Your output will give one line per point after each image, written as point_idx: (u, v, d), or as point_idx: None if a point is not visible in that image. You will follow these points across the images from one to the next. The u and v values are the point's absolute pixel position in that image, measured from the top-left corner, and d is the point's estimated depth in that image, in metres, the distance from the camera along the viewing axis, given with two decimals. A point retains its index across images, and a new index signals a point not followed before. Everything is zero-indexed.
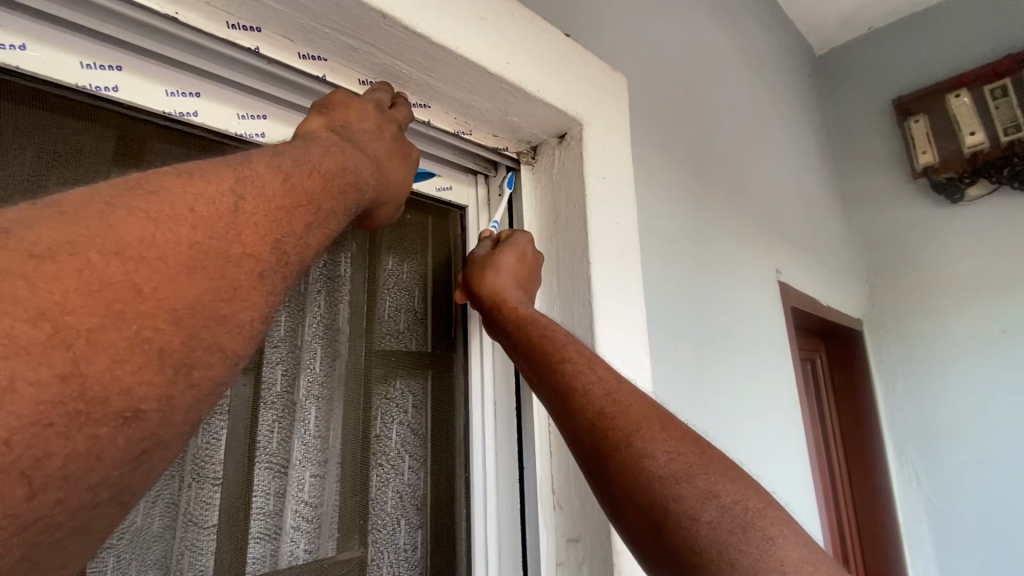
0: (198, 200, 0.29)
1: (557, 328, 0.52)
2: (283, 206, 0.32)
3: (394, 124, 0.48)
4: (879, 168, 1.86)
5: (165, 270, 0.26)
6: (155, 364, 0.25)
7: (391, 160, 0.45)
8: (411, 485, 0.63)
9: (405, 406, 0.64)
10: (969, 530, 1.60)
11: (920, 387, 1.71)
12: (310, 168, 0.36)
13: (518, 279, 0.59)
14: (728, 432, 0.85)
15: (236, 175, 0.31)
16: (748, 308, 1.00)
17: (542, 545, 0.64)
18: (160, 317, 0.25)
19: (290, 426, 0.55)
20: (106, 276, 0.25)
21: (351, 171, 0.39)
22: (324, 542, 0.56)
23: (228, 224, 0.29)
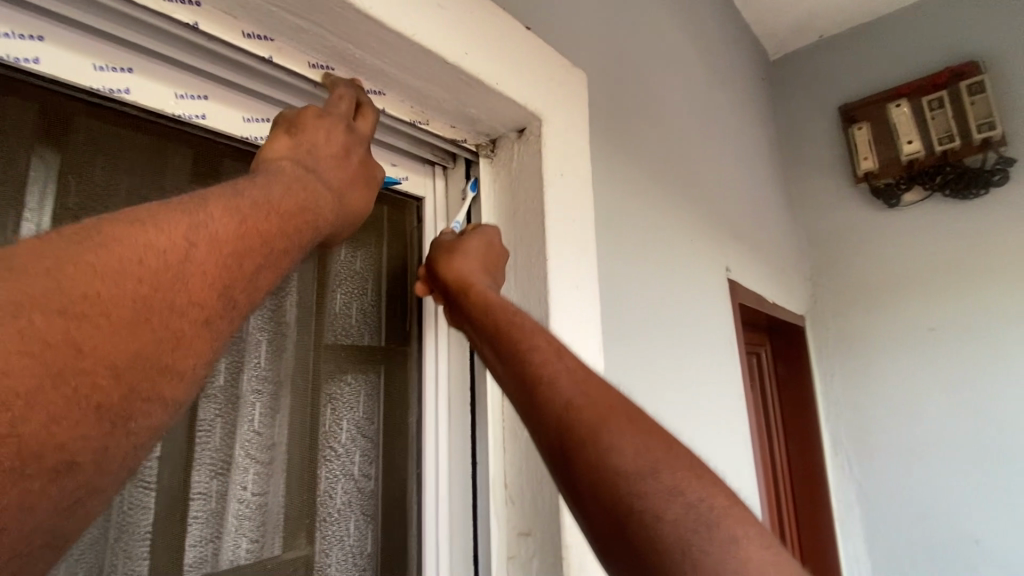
0: (147, 251, 0.27)
1: (524, 317, 0.49)
2: (236, 251, 0.31)
3: (365, 148, 0.45)
4: (825, 173, 1.94)
5: (112, 329, 0.25)
6: (95, 416, 0.24)
7: (356, 185, 0.43)
8: (361, 481, 0.62)
9: (356, 401, 0.63)
10: (895, 512, 1.72)
11: (855, 378, 1.82)
12: (267, 208, 0.34)
13: (485, 263, 0.60)
14: (676, 421, 0.88)
15: (184, 221, 0.29)
16: (698, 300, 1.04)
17: (494, 542, 0.64)
18: (101, 374, 0.25)
19: (231, 423, 0.53)
20: (54, 338, 0.23)
21: (315, 208, 0.37)
22: (268, 542, 0.54)
23: (175, 276, 0.28)
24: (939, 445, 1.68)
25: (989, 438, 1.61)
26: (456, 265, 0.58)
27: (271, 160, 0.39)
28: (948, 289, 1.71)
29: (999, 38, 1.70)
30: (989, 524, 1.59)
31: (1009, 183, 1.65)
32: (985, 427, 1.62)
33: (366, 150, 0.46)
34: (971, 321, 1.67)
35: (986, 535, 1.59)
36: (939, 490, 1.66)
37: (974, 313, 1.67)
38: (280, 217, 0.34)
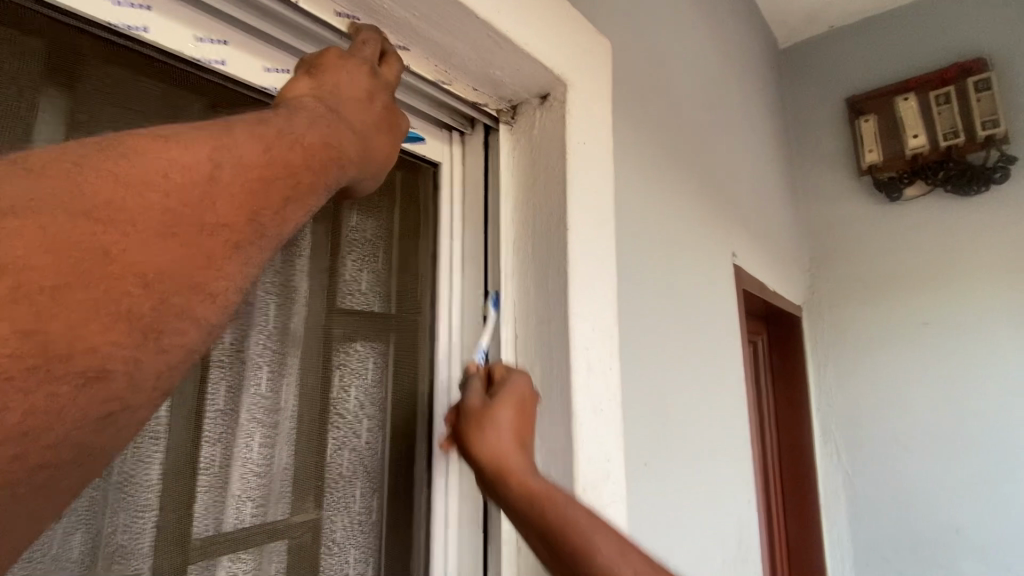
0: (173, 166, 0.27)
1: (574, 505, 0.45)
2: (262, 178, 0.30)
3: (390, 94, 0.43)
4: (829, 165, 1.95)
5: (134, 236, 0.25)
6: (122, 325, 0.24)
7: (382, 131, 0.41)
8: (369, 449, 0.62)
9: (365, 368, 0.62)
10: (881, 502, 1.75)
11: (848, 370, 1.84)
12: (293, 139, 0.32)
13: (518, 431, 0.53)
14: (683, 405, 0.88)
15: (207, 140, 0.28)
16: (707, 286, 1.03)
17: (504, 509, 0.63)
18: (125, 280, 0.24)
19: (239, 385, 0.52)
20: (75, 241, 0.23)
21: (338, 145, 0.36)
22: (274, 506, 0.54)
23: (201, 194, 0.27)
24: (927, 438, 1.71)
25: (976, 431, 1.65)
26: (491, 449, 0.51)
27: (297, 96, 0.38)
28: (944, 285, 1.73)
29: (1009, 35, 1.71)
30: (971, 513, 1.63)
31: (1009, 180, 1.67)
32: (973, 421, 1.65)
33: (391, 98, 0.43)
34: (964, 317, 1.69)
35: (967, 524, 1.63)
36: (926, 482, 1.70)
37: (967, 309, 1.69)
38: (305, 148, 0.33)
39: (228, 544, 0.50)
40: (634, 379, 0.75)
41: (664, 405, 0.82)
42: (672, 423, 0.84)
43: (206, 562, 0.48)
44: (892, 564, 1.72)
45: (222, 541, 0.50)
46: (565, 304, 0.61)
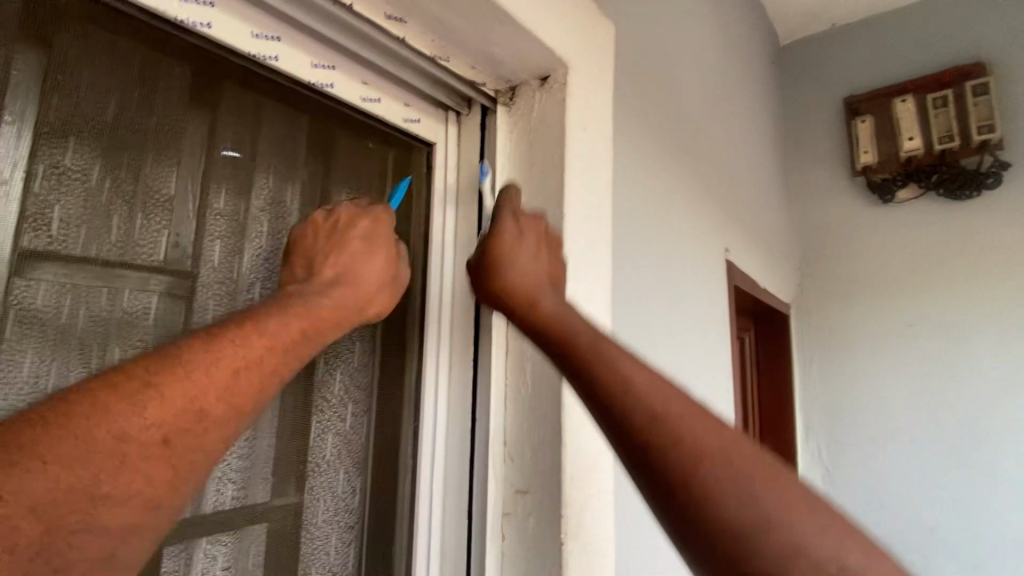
0: (163, 385, 0.31)
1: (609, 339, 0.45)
2: (239, 376, 0.34)
3: (379, 250, 0.52)
4: (824, 164, 1.95)
5: (169, 412, 0.30)
6: (158, 467, 0.30)
7: (365, 284, 0.49)
8: (353, 433, 0.60)
9: (351, 353, 0.61)
10: (860, 498, 1.78)
11: (832, 369, 1.86)
12: (266, 333, 0.38)
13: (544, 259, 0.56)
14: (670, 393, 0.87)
15: (201, 350, 0.33)
16: (698, 275, 1.02)
17: (490, 498, 0.63)
18: (154, 446, 0.30)
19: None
20: (127, 423, 0.29)
21: (324, 318, 0.43)
22: (255, 489, 0.52)
23: (230, 376, 0.34)
24: (905, 436, 1.74)
25: (956, 430, 1.67)
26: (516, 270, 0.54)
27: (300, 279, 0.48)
28: (931, 289, 1.75)
29: (1006, 39, 1.71)
30: (946, 511, 1.67)
31: (1001, 186, 1.68)
32: (952, 421, 1.68)
33: (378, 253, 0.52)
34: (948, 320, 1.72)
35: (942, 521, 1.67)
36: (904, 480, 1.73)
37: (953, 312, 1.71)
38: (303, 327, 0.41)
39: (206, 527, 0.49)
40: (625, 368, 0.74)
41: None
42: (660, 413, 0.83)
43: (183, 545, 0.47)
44: None
45: (201, 523, 0.48)
46: None
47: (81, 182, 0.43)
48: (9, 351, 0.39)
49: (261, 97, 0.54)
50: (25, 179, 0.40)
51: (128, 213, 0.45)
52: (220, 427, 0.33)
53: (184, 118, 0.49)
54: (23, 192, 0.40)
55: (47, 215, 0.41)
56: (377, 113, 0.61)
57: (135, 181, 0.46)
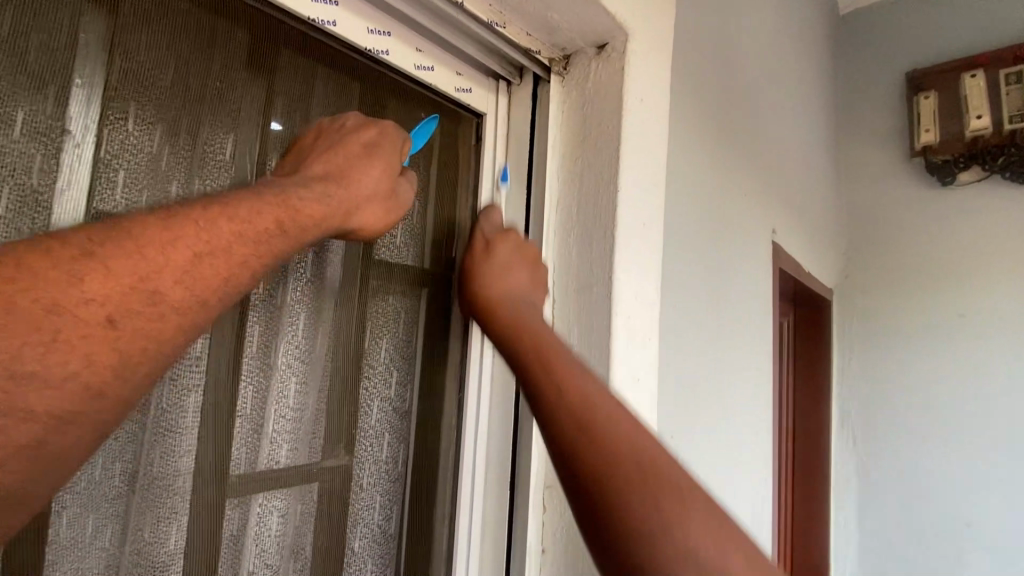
0: (95, 261, 0.29)
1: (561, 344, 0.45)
2: (196, 258, 0.31)
3: (378, 162, 0.47)
4: (879, 143, 1.86)
5: (115, 288, 0.29)
6: (90, 348, 0.28)
7: (356, 189, 0.44)
8: (398, 399, 0.61)
9: (397, 322, 0.61)
10: (893, 488, 1.75)
11: (873, 358, 1.81)
12: (235, 226, 0.33)
13: (523, 270, 0.57)
14: (712, 379, 0.87)
15: (162, 230, 0.31)
16: (745, 258, 1.00)
17: (534, 467, 0.64)
18: (97, 325, 0.28)
19: (274, 332, 0.51)
20: (63, 295, 0.27)
21: (304, 208, 0.38)
22: (308, 450, 0.54)
23: (192, 258, 0.31)
24: (949, 430, 1.68)
25: (1005, 429, 1.60)
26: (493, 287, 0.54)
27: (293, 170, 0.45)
28: (986, 278, 1.66)
29: None
30: (984, 508, 1.62)
31: None
32: (1001, 418, 1.61)
33: (377, 162, 0.47)
34: (1005, 314, 1.63)
35: (978, 517, 1.62)
36: (945, 474, 1.68)
37: (1009, 304, 1.62)
38: (278, 216, 0.36)
39: (262, 482, 0.51)
40: (669, 350, 0.73)
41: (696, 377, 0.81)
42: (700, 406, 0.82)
43: (241, 500, 0.49)
44: (897, 549, 1.73)
45: (255, 481, 0.50)
46: (610, 266, 0.60)
47: (145, 147, 0.44)
48: None
49: (315, 64, 0.53)
50: (96, 142, 0.41)
51: (185, 180, 0.46)
52: (179, 313, 0.31)
53: (243, 85, 0.49)
54: (90, 156, 0.41)
55: (114, 178, 0.42)
56: (431, 82, 0.60)
57: (191, 147, 0.46)
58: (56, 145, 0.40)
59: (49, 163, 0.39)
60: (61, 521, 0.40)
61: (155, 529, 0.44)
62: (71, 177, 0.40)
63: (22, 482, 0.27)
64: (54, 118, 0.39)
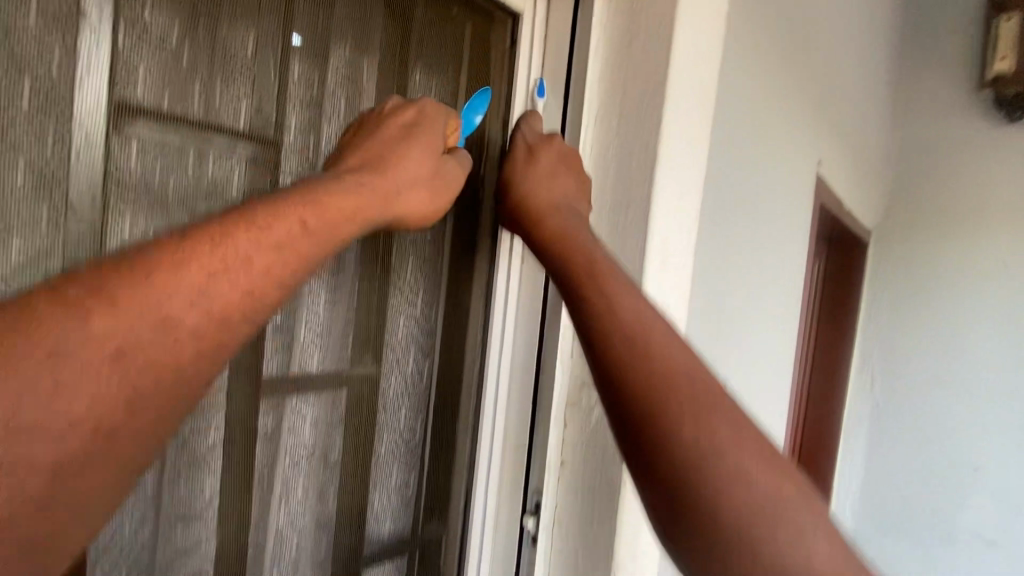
0: (103, 292, 0.27)
1: (613, 270, 0.48)
2: (217, 279, 0.30)
3: (419, 139, 0.47)
4: (946, 79, 1.81)
5: (130, 319, 0.27)
6: (103, 393, 0.27)
7: (396, 177, 0.44)
8: (423, 316, 0.62)
9: (424, 240, 0.60)
10: (906, 427, 1.84)
11: (905, 303, 1.83)
12: (256, 235, 0.32)
13: (568, 181, 0.57)
14: (754, 307, 0.92)
15: (180, 250, 0.30)
16: (795, 193, 1.02)
17: (557, 380, 0.65)
18: (110, 365, 0.27)
19: None
20: (71, 334, 0.26)
21: (348, 201, 0.39)
22: (337, 358, 0.55)
23: (212, 280, 0.30)
24: (971, 375, 1.76)
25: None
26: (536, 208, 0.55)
27: (330, 162, 0.44)
28: None
29: None
30: (992, 447, 1.73)
31: None
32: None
33: (416, 143, 0.47)
34: None
35: (986, 459, 1.74)
36: (962, 417, 1.77)
37: None
38: (303, 218, 0.35)
39: (294, 387, 0.52)
40: (709, 277, 0.73)
41: (743, 302, 0.87)
42: (736, 333, 0.85)
43: (276, 400, 0.51)
44: (901, 481, 1.84)
45: (288, 383, 0.52)
46: (649, 182, 0.57)
47: (164, 39, 0.41)
48: (113, 210, 0.40)
49: None
50: (112, 29, 0.39)
51: (189, 201, 0.44)
52: (199, 341, 0.30)
53: None
54: (88, 183, 0.39)
55: (134, 71, 0.40)
56: None
57: (195, 164, 0.44)
58: (74, 30, 0.38)
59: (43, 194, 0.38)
60: None
61: (194, 426, 0.46)
62: (91, 66, 0.38)
63: (47, 538, 0.26)
64: (46, 144, 0.37)
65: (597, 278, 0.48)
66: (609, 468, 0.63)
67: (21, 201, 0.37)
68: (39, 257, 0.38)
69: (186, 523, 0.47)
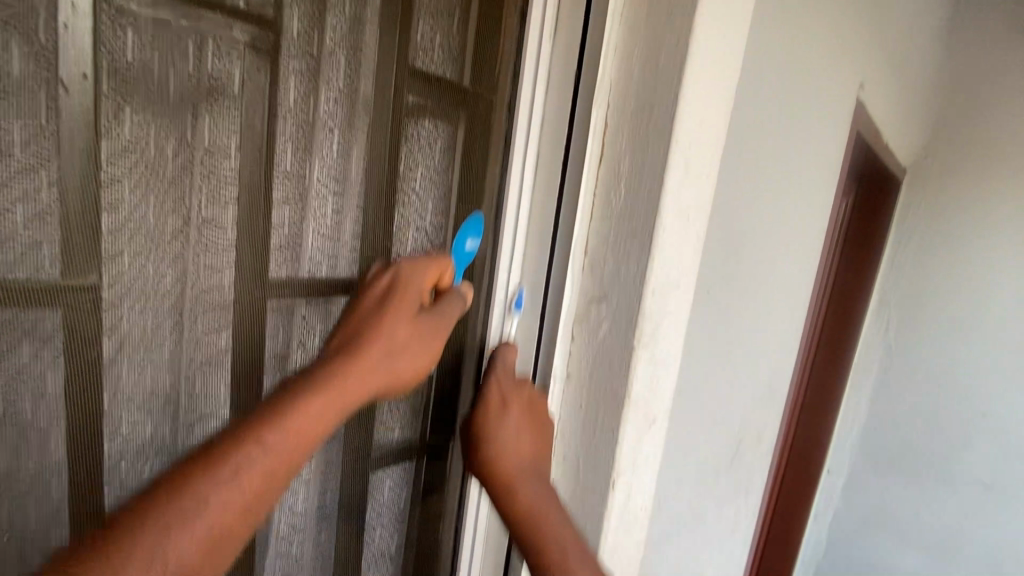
0: (162, 516, 0.34)
1: (539, 474, 0.61)
2: (247, 498, 0.37)
3: (403, 316, 0.53)
4: (999, 17, 1.72)
5: (188, 535, 0.34)
6: None
7: (376, 353, 0.50)
8: (431, 229, 0.61)
9: (432, 150, 0.58)
10: (917, 374, 1.84)
11: (929, 250, 1.81)
12: (277, 449, 0.39)
13: (531, 439, 0.62)
14: (776, 250, 0.91)
15: (218, 475, 0.36)
16: (830, 135, 1.00)
17: (566, 293, 0.62)
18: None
19: (309, 146, 0.49)
20: (138, 554, 0.32)
21: (333, 405, 0.44)
22: (344, 264, 0.55)
23: (245, 497, 0.37)
24: (990, 325, 1.74)
25: None
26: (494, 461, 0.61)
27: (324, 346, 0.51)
28: None
29: None
30: (1000, 396, 1.74)
31: None
32: None
33: (393, 317, 0.53)
34: None
35: (993, 408, 1.75)
36: (975, 366, 1.77)
37: None
38: (311, 426, 0.41)
39: (301, 291, 0.52)
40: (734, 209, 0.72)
41: (766, 244, 0.86)
42: (754, 273, 0.85)
43: (284, 303, 0.51)
44: (904, 427, 1.87)
45: (293, 285, 0.51)
46: (679, 80, 0.53)
47: None
48: (108, 99, 0.38)
49: None
50: None
51: (187, 165, 0.43)
52: (232, 545, 0.36)
53: None
54: (81, 147, 0.38)
55: None
56: None
57: (191, 124, 0.42)
58: None
59: (36, 161, 0.36)
60: (109, 303, 0.41)
61: (205, 327, 0.47)
62: None
63: None
64: (34, 106, 0.35)
65: (526, 480, 0.60)
66: (614, 381, 0.61)
67: (14, 170, 0.35)
68: (40, 231, 0.37)
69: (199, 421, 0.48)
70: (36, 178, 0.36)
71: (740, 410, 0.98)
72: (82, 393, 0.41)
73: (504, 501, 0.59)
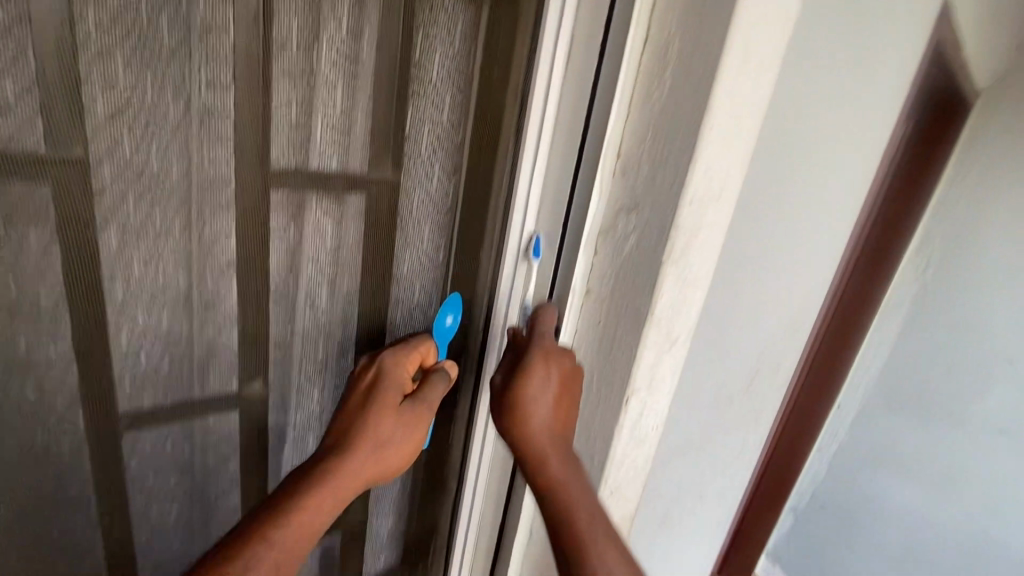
0: None
1: (563, 444, 0.60)
2: None
3: (390, 413, 0.57)
4: None
5: None
6: None
7: (366, 446, 0.55)
8: (450, 127, 0.55)
9: (454, 34, 0.52)
10: (948, 319, 1.77)
11: (986, 189, 1.68)
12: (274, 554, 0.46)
13: (563, 409, 0.60)
14: (824, 179, 0.84)
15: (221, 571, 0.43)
16: (904, 51, 0.89)
17: (593, 197, 0.57)
18: None
19: (314, 23, 0.44)
20: None
21: (323, 510, 0.51)
22: (354, 158, 0.51)
23: None
24: None
25: None
26: (529, 420, 0.59)
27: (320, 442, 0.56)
28: None
29: None
30: None
31: None
32: None
33: (380, 411, 0.57)
34: None
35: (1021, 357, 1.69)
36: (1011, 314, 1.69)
37: None
38: (302, 535, 0.48)
39: (308, 183, 0.49)
40: (787, 124, 0.66)
41: (814, 169, 0.79)
42: (796, 201, 0.78)
43: (293, 196, 0.49)
44: (923, 371, 1.83)
45: (300, 178, 0.48)
46: None
47: None
48: None
49: None
50: None
51: (182, 35, 0.40)
52: None
53: None
54: (65, 13, 0.36)
55: None
56: None
57: None
58: None
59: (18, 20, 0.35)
60: (101, 173, 0.40)
61: (211, 215, 0.45)
62: None
63: None
64: None
65: (547, 452, 0.59)
66: (638, 298, 0.57)
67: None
68: (28, 95, 0.36)
69: (212, 312, 0.49)
70: (24, 43, 0.35)
71: (761, 346, 0.95)
72: (85, 267, 0.42)
73: (532, 471, 0.58)
